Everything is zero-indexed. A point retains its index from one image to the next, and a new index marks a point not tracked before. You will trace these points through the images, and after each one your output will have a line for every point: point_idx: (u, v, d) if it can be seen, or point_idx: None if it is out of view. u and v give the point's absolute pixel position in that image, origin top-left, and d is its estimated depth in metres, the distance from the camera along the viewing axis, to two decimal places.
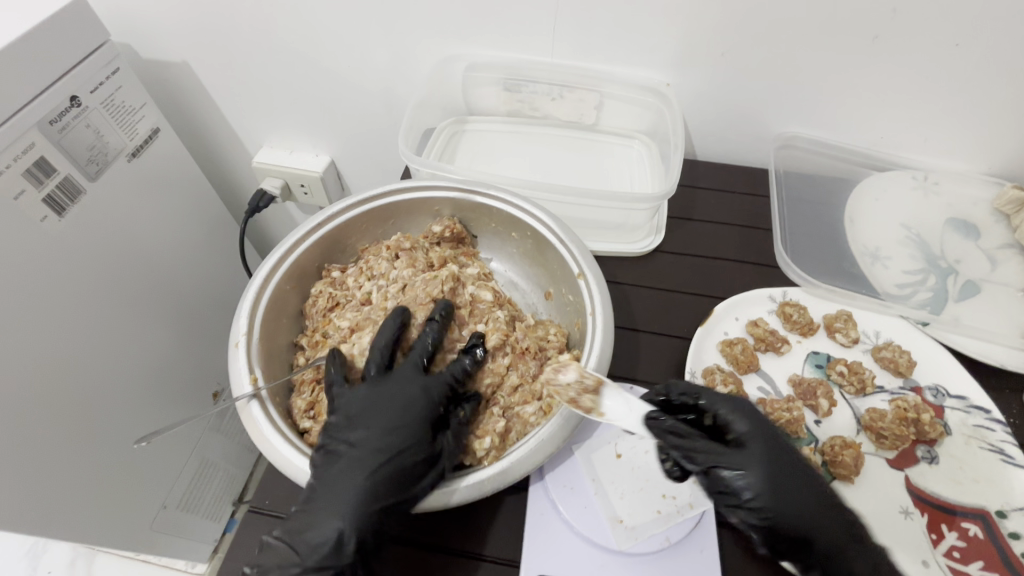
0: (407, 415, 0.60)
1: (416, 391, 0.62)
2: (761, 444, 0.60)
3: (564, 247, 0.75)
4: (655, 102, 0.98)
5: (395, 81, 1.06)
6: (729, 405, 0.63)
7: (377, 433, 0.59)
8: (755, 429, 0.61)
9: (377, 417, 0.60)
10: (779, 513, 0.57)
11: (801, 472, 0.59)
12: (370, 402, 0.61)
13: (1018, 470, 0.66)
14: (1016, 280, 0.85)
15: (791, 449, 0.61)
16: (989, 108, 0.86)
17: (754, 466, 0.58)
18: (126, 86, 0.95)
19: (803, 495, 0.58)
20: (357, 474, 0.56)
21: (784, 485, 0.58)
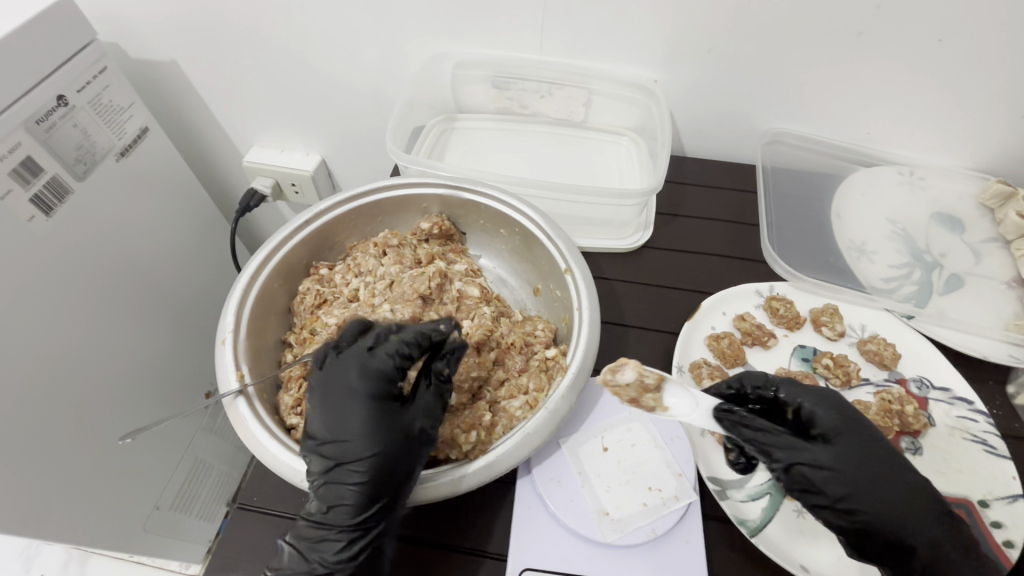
0: (372, 412, 0.57)
1: (370, 378, 0.58)
2: (850, 439, 0.57)
3: (551, 243, 0.75)
4: (644, 99, 0.98)
5: (384, 79, 1.06)
6: (812, 396, 0.60)
7: (351, 437, 0.55)
8: (842, 423, 0.58)
9: (344, 421, 0.56)
10: (869, 512, 0.54)
11: (892, 468, 0.57)
12: (333, 404, 0.57)
13: (1000, 460, 0.67)
14: (1001, 273, 0.86)
15: (883, 443, 0.58)
16: (972, 103, 0.87)
17: (840, 462, 0.56)
18: (113, 85, 0.94)
19: (896, 493, 0.55)
20: (345, 484, 0.54)
21: (875, 482, 0.55)
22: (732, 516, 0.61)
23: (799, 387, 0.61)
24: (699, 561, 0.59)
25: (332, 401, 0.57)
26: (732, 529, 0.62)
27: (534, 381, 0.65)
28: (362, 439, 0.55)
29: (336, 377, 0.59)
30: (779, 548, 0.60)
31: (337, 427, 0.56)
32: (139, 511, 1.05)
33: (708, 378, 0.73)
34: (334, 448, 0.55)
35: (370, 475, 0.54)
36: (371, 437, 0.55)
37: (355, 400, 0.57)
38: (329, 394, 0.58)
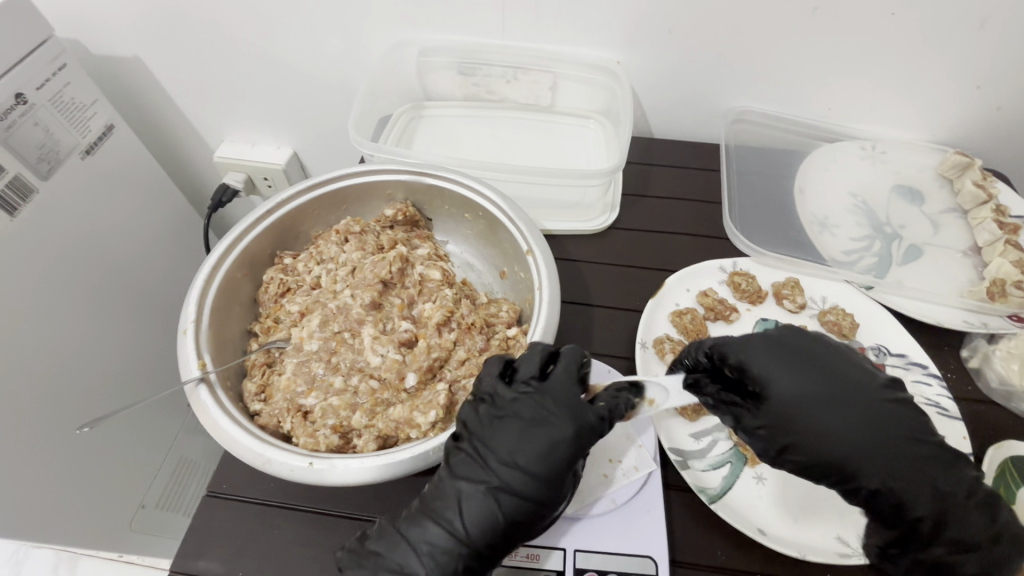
0: (556, 463, 0.53)
1: (572, 427, 0.54)
2: (781, 390, 0.58)
3: (513, 225, 0.76)
4: (608, 81, 0.99)
5: (349, 70, 1.06)
6: (739, 349, 0.61)
7: (537, 471, 0.53)
8: (764, 370, 0.59)
9: (519, 452, 0.54)
10: (812, 458, 0.56)
11: (831, 411, 0.56)
12: (532, 431, 0.54)
13: (952, 422, 0.69)
14: (959, 242, 0.88)
15: (821, 385, 0.58)
16: (927, 77, 0.88)
17: (775, 417, 0.57)
18: (74, 82, 0.93)
19: (837, 433, 0.55)
20: (490, 510, 0.52)
21: (813, 427, 0.56)
22: (693, 484, 0.64)
23: (728, 343, 0.62)
24: (659, 528, 0.61)
25: (533, 425, 0.55)
26: (693, 497, 0.64)
27: None
28: (530, 482, 0.53)
29: (538, 409, 0.56)
30: (738, 513, 0.62)
31: (512, 452, 0.54)
32: (124, 509, 1.04)
33: (670, 352, 0.75)
34: (502, 471, 0.53)
35: (519, 509, 0.53)
36: (540, 483, 0.53)
37: (575, 433, 0.54)
38: (518, 424, 0.55)
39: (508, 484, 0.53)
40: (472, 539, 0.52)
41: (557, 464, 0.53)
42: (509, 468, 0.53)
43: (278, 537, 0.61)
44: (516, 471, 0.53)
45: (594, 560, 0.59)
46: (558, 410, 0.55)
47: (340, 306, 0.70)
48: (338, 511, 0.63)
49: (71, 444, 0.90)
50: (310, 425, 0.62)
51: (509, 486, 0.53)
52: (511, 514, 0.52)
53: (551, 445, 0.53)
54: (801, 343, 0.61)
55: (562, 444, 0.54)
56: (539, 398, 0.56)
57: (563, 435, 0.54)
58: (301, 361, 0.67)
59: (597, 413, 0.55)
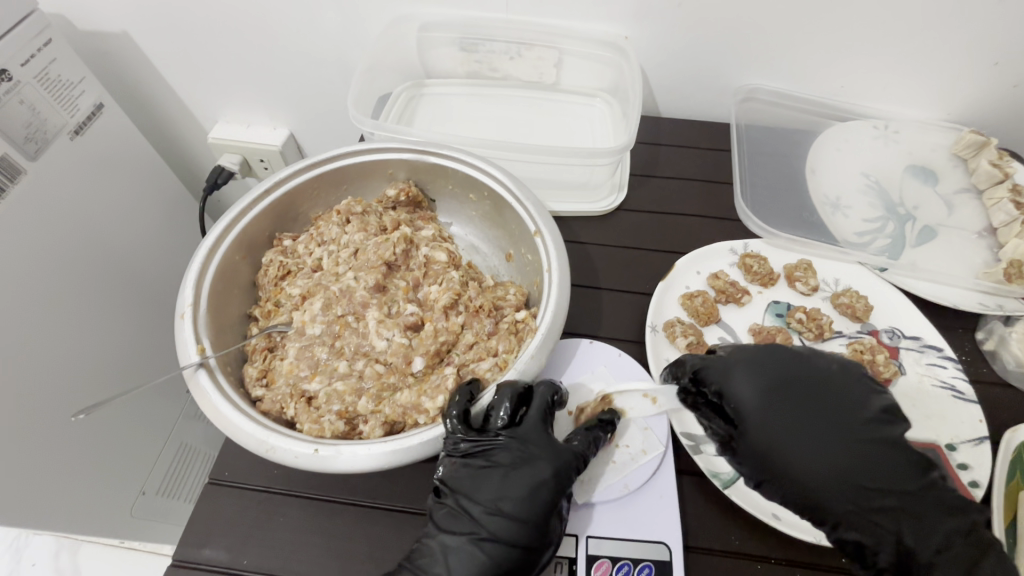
0: (543, 504, 0.54)
1: (552, 466, 0.57)
2: (760, 420, 0.58)
3: (521, 206, 0.73)
4: (615, 57, 0.95)
5: (347, 46, 1.02)
6: (719, 375, 0.61)
7: (524, 515, 0.54)
8: (744, 394, 0.59)
9: (502, 499, 0.55)
10: (787, 496, 0.55)
11: (809, 446, 0.56)
12: (513, 476, 0.56)
13: (969, 405, 0.68)
14: (973, 223, 0.86)
15: (801, 417, 0.57)
16: (944, 54, 0.86)
17: (752, 447, 0.57)
18: (61, 58, 0.89)
19: (813, 468, 0.54)
20: (478, 559, 0.52)
21: (789, 461, 0.55)
22: (706, 470, 0.62)
23: (710, 369, 0.62)
24: (671, 512, 0.60)
25: (512, 470, 0.56)
26: (706, 482, 0.63)
27: (503, 344, 0.65)
28: (517, 528, 0.53)
29: (517, 454, 0.57)
30: (751, 497, 0.61)
31: (497, 501, 0.55)
32: (124, 496, 1.02)
33: (681, 335, 0.73)
34: (489, 521, 0.54)
35: (508, 556, 0.52)
36: (529, 528, 0.53)
37: (556, 473, 0.56)
38: (500, 470, 0.56)
39: (496, 534, 0.53)
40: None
41: (540, 504, 0.54)
42: (492, 515, 0.54)
43: (283, 525, 0.60)
44: (500, 517, 0.54)
45: (606, 547, 0.59)
46: (537, 452, 0.57)
47: (342, 288, 0.68)
48: (343, 499, 0.61)
49: (69, 429, 0.88)
50: (314, 411, 0.61)
51: (497, 536, 0.53)
52: (504, 564, 0.52)
53: (533, 486, 0.55)
54: (786, 370, 0.60)
55: (544, 485, 0.55)
56: (517, 442, 0.58)
57: (542, 475, 0.56)
58: (304, 345, 0.65)
59: (571, 452, 0.59)
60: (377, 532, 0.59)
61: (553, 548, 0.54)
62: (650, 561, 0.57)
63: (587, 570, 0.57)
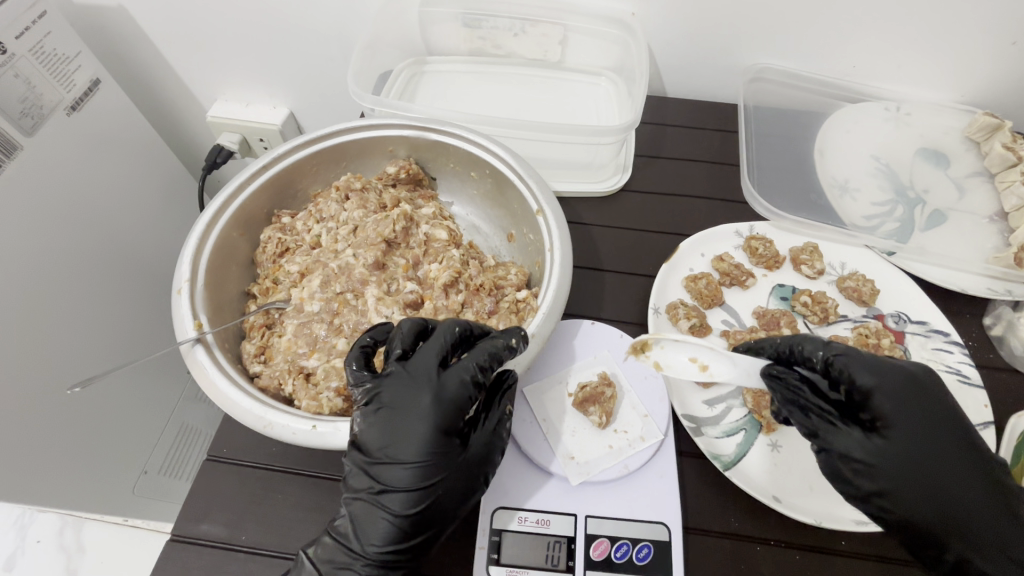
0: (428, 444, 0.53)
1: (433, 401, 0.54)
2: (903, 431, 0.54)
3: (523, 184, 0.72)
4: (621, 34, 0.93)
5: (348, 22, 1.00)
6: (873, 372, 0.55)
7: (410, 458, 0.52)
8: (895, 409, 0.55)
9: (390, 446, 0.53)
10: (901, 509, 0.53)
11: (939, 465, 0.53)
12: (399, 418, 0.53)
13: (975, 389, 0.67)
14: (984, 207, 0.84)
15: (938, 438, 0.54)
16: (959, 33, 0.83)
17: (883, 453, 0.54)
18: (56, 32, 0.87)
19: (928, 489, 0.53)
20: (380, 509, 0.52)
21: (916, 477, 0.53)
22: (707, 452, 0.62)
23: (864, 362, 0.56)
24: (670, 494, 0.60)
25: (399, 412, 0.53)
26: (707, 464, 0.63)
27: (503, 323, 0.64)
28: (408, 473, 0.52)
29: (401, 394, 0.54)
30: (752, 480, 0.60)
31: (384, 450, 0.53)
32: (126, 474, 1.03)
33: (684, 317, 0.72)
34: (382, 472, 0.52)
35: (405, 501, 0.52)
36: (418, 471, 0.52)
37: (438, 409, 0.53)
38: (384, 416, 0.53)
39: (390, 483, 0.52)
40: (373, 550, 0.52)
41: (425, 441, 0.53)
42: (383, 463, 0.52)
43: (282, 502, 0.59)
44: (391, 464, 0.52)
45: (605, 526, 0.58)
46: (418, 389, 0.54)
47: (341, 265, 0.68)
48: (342, 477, 0.61)
49: (66, 403, 0.87)
50: (313, 387, 0.60)
51: (390, 486, 0.52)
52: (405, 511, 0.52)
53: (415, 425, 0.53)
54: (937, 388, 0.56)
55: (426, 421, 0.53)
56: (400, 379, 0.55)
57: (424, 412, 0.53)
58: (302, 322, 0.65)
59: (455, 383, 0.55)
60: None
61: (452, 479, 0.53)
62: (649, 541, 0.57)
63: (586, 549, 0.57)
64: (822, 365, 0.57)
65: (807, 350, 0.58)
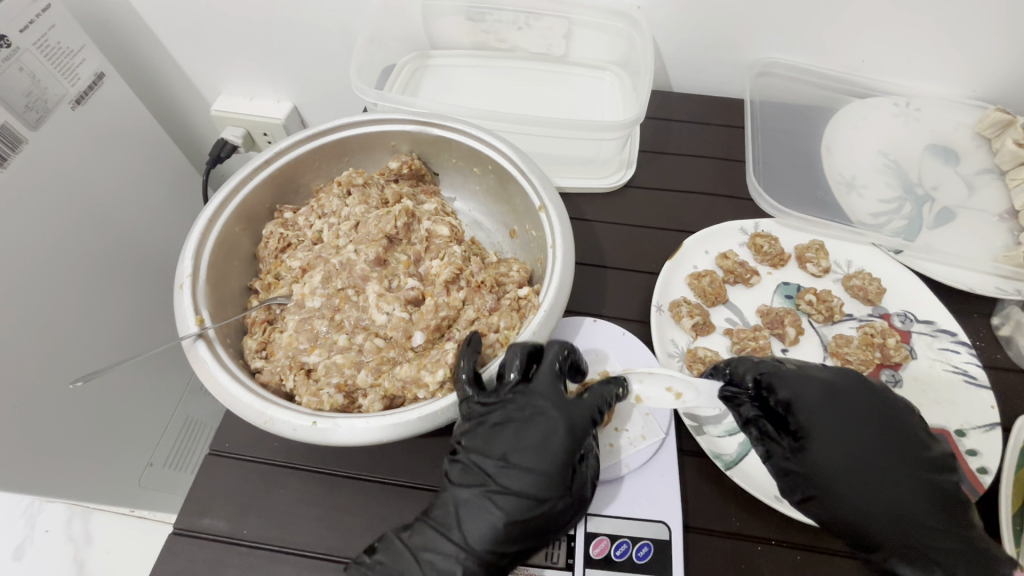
0: (557, 463, 0.53)
1: (563, 427, 0.55)
2: (824, 439, 0.55)
3: (525, 179, 0.71)
4: (626, 28, 0.92)
5: (352, 15, 0.99)
6: (793, 385, 0.57)
7: (535, 471, 0.53)
8: (814, 418, 0.56)
9: (517, 456, 0.53)
10: (835, 516, 0.53)
11: (867, 470, 0.53)
12: (527, 433, 0.54)
13: (981, 390, 0.67)
14: (994, 205, 0.82)
15: (867, 442, 0.54)
16: (972, 27, 0.81)
17: (813, 464, 0.54)
18: (59, 25, 0.87)
19: (857, 495, 0.52)
20: (493, 511, 0.52)
21: (843, 481, 0.53)
22: (708, 450, 0.62)
23: (782, 376, 0.58)
24: (672, 493, 0.59)
25: (525, 427, 0.55)
26: (708, 463, 0.62)
27: (505, 320, 0.63)
28: (533, 483, 0.52)
29: (528, 408, 0.56)
30: (754, 479, 0.60)
31: (510, 455, 0.54)
32: (132, 466, 1.03)
33: (687, 315, 0.71)
34: (500, 473, 0.53)
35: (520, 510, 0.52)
36: (542, 490, 0.52)
37: (567, 429, 0.55)
38: (508, 423, 0.55)
39: (509, 488, 0.52)
40: (477, 548, 0.51)
41: (553, 460, 0.53)
42: (503, 468, 0.53)
43: (282, 497, 0.60)
44: (513, 470, 0.53)
45: (605, 524, 0.58)
46: (546, 407, 0.56)
47: (343, 261, 0.67)
48: (343, 472, 0.61)
49: (67, 394, 0.87)
50: (313, 383, 0.60)
51: (512, 492, 0.52)
52: (519, 516, 0.52)
53: (544, 440, 0.54)
54: (861, 395, 0.57)
55: (557, 442, 0.54)
56: (527, 394, 0.57)
57: (556, 433, 0.54)
58: (303, 318, 0.65)
59: (583, 410, 0.57)
60: (377, 505, 0.59)
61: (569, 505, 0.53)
62: (649, 539, 0.57)
63: (586, 547, 0.57)
64: (752, 384, 0.59)
65: (740, 371, 0.60)
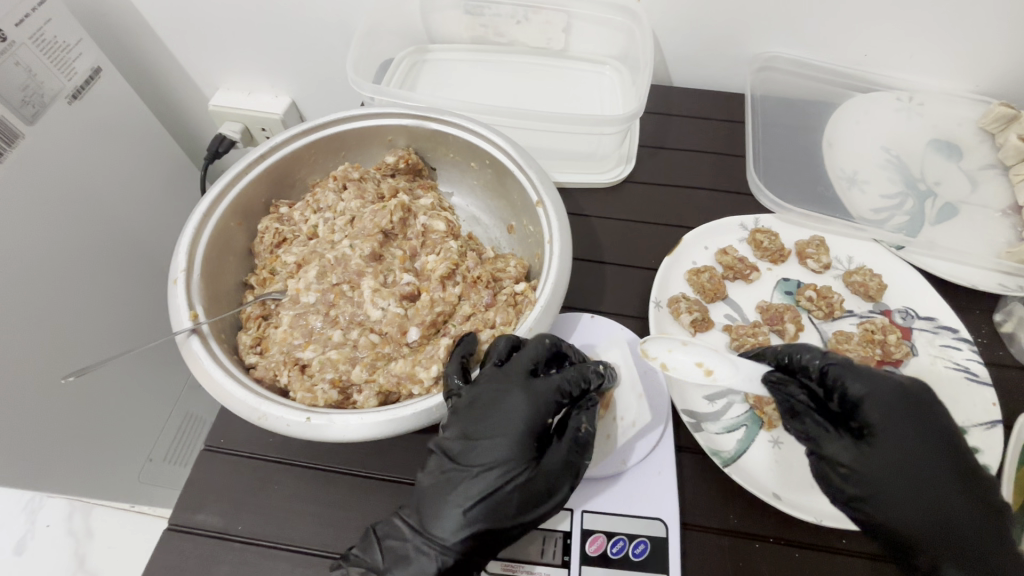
0: (531, 447, 0.54)
1: (539, 412, 0.55)
2: (891, 440, 0.54)
3: (523, 174, 0.71)
4: (626, 22, 0.91)
5: (350, 9, 0.98)
6: (866, 381, 0.56)
7: (506, 452, 0.53)
8: (884, 417, 0.54)
9: (488, 438, 0.54)
10: (886, 517, 0.52)
11: (927, 474, 0.53)
12: (499, 416, 0.55)
13: (983, 387, 0.66)
14: (998, 201, 0.81)
15: (929, 448, 0.54)
16: (976, 21, 0.80)
17: (871, 461, 0.54)
18: (56, 19, 0.87)
19: (913, 497, 0.52)
20: (465, 493, 0.52)
21: (902, 483, 0.52)
22: (706, 447, 0.61)
23: (857, 371, 0.56)
24: (669, 490, 0.59)
25: (500, 410, 0.55)
26: (705, 460, 0.62)
27: (501, 316, 0.63)
28: (495, 460, 0.53)
29: (490, 389, 0.55)
30: (751, 477, 0.60)
31: (483, 437, 0.54)
32: (131, 461, 1.04)
33: (685, 312, 0.71)
34: (465, 454, 0.54)
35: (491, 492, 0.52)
36: (511, 470, 0.53)
37: (531, 408, 0.55)
38: (470, 403, 0.55)
39: (479, 467, 0.53)
40: (444, 539, 0.51)
41: (526, 444, 0.54)
42: (477, 449, 0.54)
43: (278, 492, 0.59)
44: (486, 449, 0.53)
45: (601, 521, 0.58)
46: (507, 386, 0.56)
47: (338, 257, 0.67)
48: (338, 468, 0.61)
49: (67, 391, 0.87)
50: (307, 379, 0.60)
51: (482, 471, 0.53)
52: (483, 496, 0.52)
53: (518, 423, 0.54)
54: (929, 400, 0.56)
55: (530, 425, 0.54)
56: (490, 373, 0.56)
57: (530, 417, 0.55)
58: (298, 314, 0.64)
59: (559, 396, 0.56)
60: (372, 501, 0.59)
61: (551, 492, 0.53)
62: (646, 537, 0.56)
63: (582, 544, 0.57)
64: (817, 373, 0.58)
65: (802, 357, 0.59)
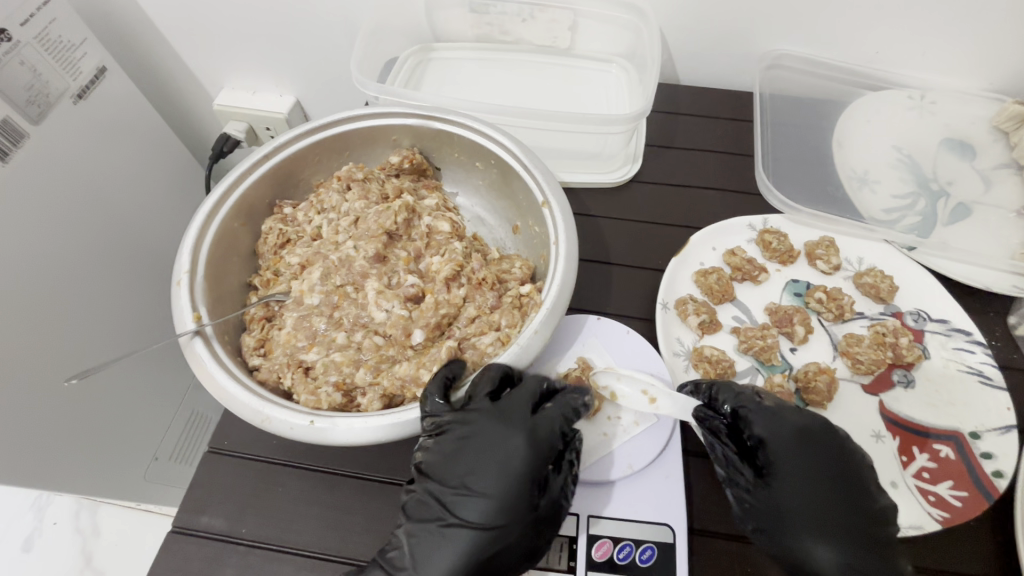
0: (520, 486, 0.52)
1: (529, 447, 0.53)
2: (790, 480, 0.55)
3: (528, 174, 0.70)
4: (633, 20, 0.90)
5: (354, 8, 0.98)
6: (769, 422, 0.57)
7: (494, 494, 0.52)
8: (782, 458, 0.56)
9: (474, 479, 0.52)
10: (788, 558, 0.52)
11: (827, 517, 0.53)
12: (487, 455, 0.53)
13: (997, 391, 0.65)
14: (1012, 201, 0.80)
15: (828, 488, 0.54)
16: (991, 17, 0.79)
17: (770, 500, 0.54)
18: (61, 18, 0.87)
19: (814, 540, 0.52)
20: (447, 540, 0.51)
21: (800, 524, 0.53)
22: (714, 452, 0.61)
23: (761, 412, 0.58)
24: (676, 494, 0.58)
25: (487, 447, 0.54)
26: (712, 464, 0.61)
27: (506, 318, 0.62)
28: (482, 503, 0.51)
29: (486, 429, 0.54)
30: None
31: (468, 479, 0.53)
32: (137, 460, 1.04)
33: (693, 314, 0.70)
34: (458, 504, 0.52)
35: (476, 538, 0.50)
36: (500, 513, 0.51)
37: (521, 442, 0.54)
38: (460, 444, 0.54)
39: (465, 514, 0.51)
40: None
41: (516, 485, 0.52)
42: (461, 491, 0.52)
43: (282, 495, 0.59)
44: (471, 493, 0.52)
45: (607, 526, 0.57)
46: (502, 425, 0.55)
47: (342, 258, 0.67)
48: (348, 472, 0.60)
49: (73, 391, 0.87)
50: (311, 381, 0.59)
51: (466, 517, 0.51)
52: (472, 543, 0.50)
53: (506, 462, 0.53)
54: (834, 442, 0.56)
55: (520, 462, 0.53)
56: (479, 417, 0.55)
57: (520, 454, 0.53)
58: (301, 315, 0.64)
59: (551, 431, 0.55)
60: (377, 504, 0.59)
61: (539, 532, 0.52)
62: (653, 542, 0.56)
63: (588, 550, 0.56)
64: (729, 413, 0.59)
65: (721, 398, 0.60)
